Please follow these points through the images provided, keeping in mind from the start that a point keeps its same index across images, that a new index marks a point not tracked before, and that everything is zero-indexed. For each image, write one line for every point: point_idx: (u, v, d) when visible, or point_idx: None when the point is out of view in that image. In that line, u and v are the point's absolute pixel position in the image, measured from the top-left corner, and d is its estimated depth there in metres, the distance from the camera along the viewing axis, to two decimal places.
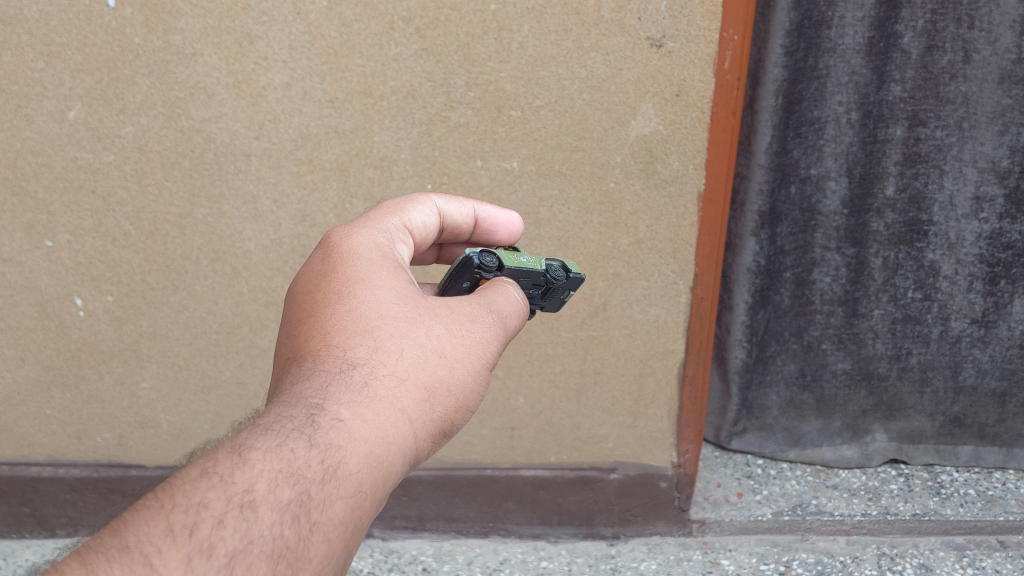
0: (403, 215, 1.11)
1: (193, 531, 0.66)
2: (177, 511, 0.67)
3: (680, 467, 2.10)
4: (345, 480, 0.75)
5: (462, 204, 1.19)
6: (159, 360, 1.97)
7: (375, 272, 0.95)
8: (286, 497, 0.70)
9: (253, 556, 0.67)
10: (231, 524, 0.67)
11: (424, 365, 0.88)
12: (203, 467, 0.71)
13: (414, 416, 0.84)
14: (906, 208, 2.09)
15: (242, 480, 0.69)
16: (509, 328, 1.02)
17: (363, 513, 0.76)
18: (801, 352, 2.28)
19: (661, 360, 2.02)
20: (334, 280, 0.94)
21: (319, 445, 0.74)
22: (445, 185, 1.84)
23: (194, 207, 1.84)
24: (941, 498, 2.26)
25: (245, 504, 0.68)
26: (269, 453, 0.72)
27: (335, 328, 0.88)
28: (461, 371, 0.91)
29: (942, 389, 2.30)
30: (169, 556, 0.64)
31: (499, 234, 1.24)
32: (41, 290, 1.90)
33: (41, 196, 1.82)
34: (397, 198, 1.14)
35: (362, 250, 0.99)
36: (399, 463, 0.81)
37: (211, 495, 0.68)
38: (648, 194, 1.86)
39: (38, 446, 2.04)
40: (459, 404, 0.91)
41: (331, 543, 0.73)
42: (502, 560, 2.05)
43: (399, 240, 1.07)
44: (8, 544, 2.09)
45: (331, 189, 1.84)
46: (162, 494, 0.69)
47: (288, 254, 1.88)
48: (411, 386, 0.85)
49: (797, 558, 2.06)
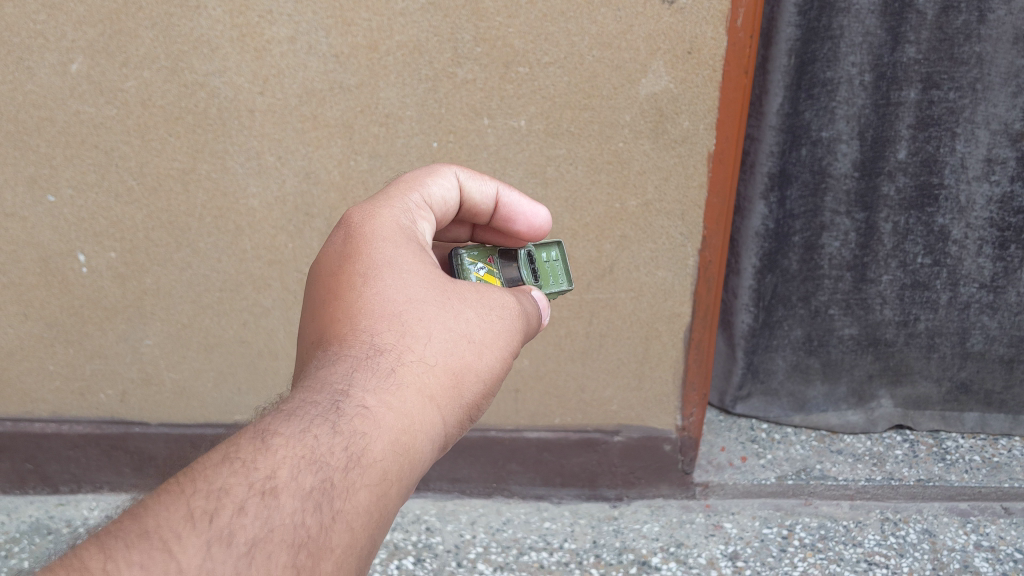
0: (423, 190, 1.08)
1: (212, 518, 0.66)
2: (199, 497, 0.67)
3: (683, 431, 2.10)
4: (369, 467, 0.75)
5: (485, 182, 1.16)
6: (162, 318, 1.97)
7: (402, 254, 0.94)
8: (307, 485, 0.70)
9: (274, 544, 0.67)
10: (252, 510, 0.67)
11: (451, 352, 0.88)
12: (226, 453, 0.71)
13: (441, 403, 0.84)
14: (917, 172, 2.07)
15: (265, 467, 0.70)
16: (527, 315, 1.01)
17: (389, 500, 0.76)
18: (808, 317, 2.26)
19: (667, 323, 2.00)
20: (358, 261, 0.93)
21: (343, 433, 0.74)
22: (451, 143, 1.82)
23: (196, 163, 1.82)
24: (946, 464, 2.25)
25: (267, 492, 0.69)
26: (292, 439, 0.72)
27: (360, 312, 0.88)
28: (487, 357, 0.91)
29: (949, 354, 2.28)
30: (188, 543, 0.64)
31: (519, 222, 1.20)
32: (44, 246, 1.89)
33: (42, 151, 1.81)
34: (418, 169, 1.11)
35: (386, 229, 0.97)
36: (427, 449, 0.82)
37: (233, 481, 0.68)
38: (657, 154, 1.83)
39: (41, 402, 2.05)
40: (483, 389, 0.91)
41: (355, 531, 0.73)
42: (505, 521, 2.07)
43: (420, 218, 1.05)
44: (11, 499, 2.13)
45: (336, 145, 1.81)
46: (184, 479, 0.69)
47: (292, 212, 1.86)
48: (438, 372, 0.86)
49: (800, 523, 2.07)
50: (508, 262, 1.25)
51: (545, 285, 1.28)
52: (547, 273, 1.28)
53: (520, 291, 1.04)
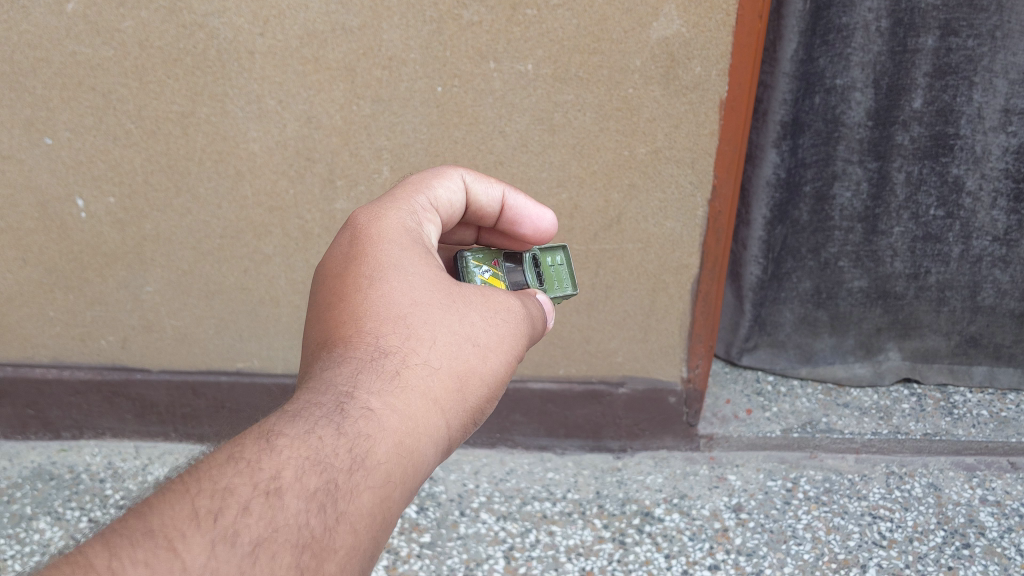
0: (429, 191, 1.04)
1: (217, 517, 0.62)
2: (203, 495, 0.63)
3: (689, 382, 2.08)
4: (375, 469, 0.71)
5: (492, 185, 1.13)
6: (162, 265, 1.94)
7: (407, 253, 0.91)
8: (312, 486, 0.67)
9: (278, 544, 0.63)
10: (258, 510, 0.64)
11: (457, 356, 0.85)
12: (229, 452, 0.67)
13: (448, 407, 0.81)
14: (932, 121, 2.02)
15: (269, 467, 0.66)
16: (532, 323, 0.99)
17: (393, 505, 0.72)
18: (817, 269, 2.23)
19: (674, 275, 1.97)
20: (364, 263, 0.89)
21: (348, 432, 0.71)
22: (456, 88, 1.78)
23: (196, 106, 1.78)
24: (953, 418, 2.23)
25: (272, 491, 0.65)
26: (296, 440, 0.69)
27: (365, 312, 0.84)
28: (494, 363, 0.88)
29: (959, 308, 2.26)
30: (192, 542, 0.61)
31: (525, 226, 1.18)
32: (42, 190, 1.86)
33: (39, 92, 1.77)
34: (424, 171, 1.08)
35: (392, 231, 0.93)
36: (432, 455, 0.78)
37: (238, 481, 0.65)
38: (668, 100, 1.78)
39: (42, 348, 2.04)
40: (489, 398, 0.87)
41: (359, 534, 0.69)
42: (508, 471, 2.10)
43: (426, 221, 1.01)
44: (13, 444, 2.14)
45: (338, 89, 1.77)
46: (186, 476, 0.65)
47: (293, 157, 1.83)
48: (446, 374, 0.82)
49: (805, 475, 2.08)
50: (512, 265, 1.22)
51: (548, 290, 1.26)
52: (550, 278, 1.26)
53: (526, 297, 1.01)
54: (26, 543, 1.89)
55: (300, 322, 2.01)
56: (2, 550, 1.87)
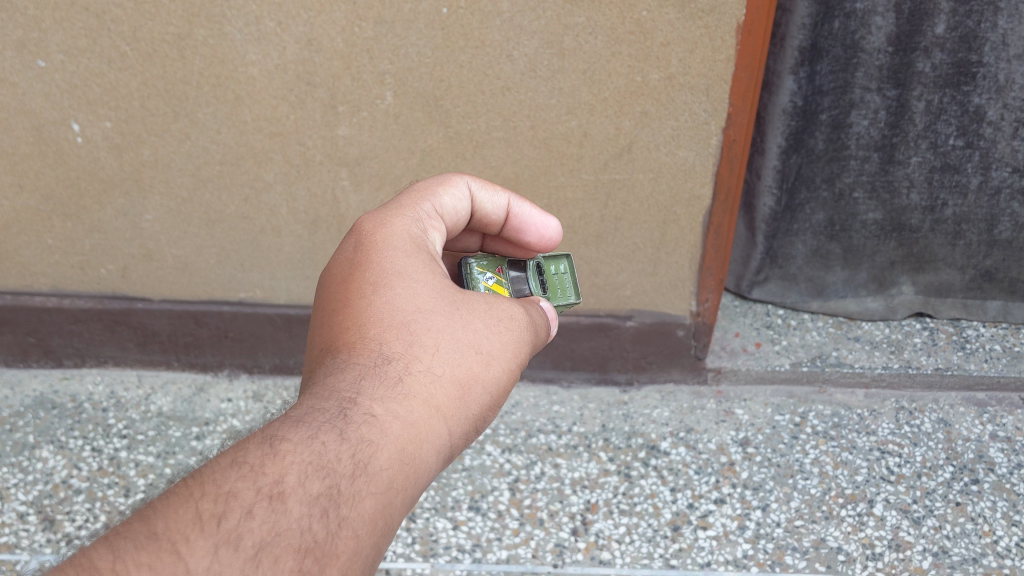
0: (434, 199, 1.06)
1: (220, 521, 0.68)
2: (206, 499, 0.69)
3: (698, 316, 2.06)
4: (376, 476, 0.76)
5: (497, 194, 1.13)
6: (161, 192, 1.90)
7: (416, 256, 0.95)
8: (314, 491, 0.72)
9: (280, 548, 0.69)
10: (260, 513, 0.69)
11: (461, 363, 0.89)
12: (233, 456, 0.73)
13: (452, 414, 0.86)
14: (955, 48, 1.93)
15: (272, 472, 0.72)
16: (540, 329, 1.01)
17: (394, 510, 0.78)
18: (831, 200, 2.18)
19: (686, 207, 1.92)
20: (373, 264, 0.94)
21: (349, 438, 0.76)
22: (462, 10, 1.70)
23: (192, 28, 1.71)
24: (965, 352, 2.21)
25: (275, 495, 0.71)
26: (299, 444, 0.74)
27: (369, 319, 0.88)
28: (498, 368, 0.92)
29: (975, 242, 2.21)
30: (196, 545, 0.66)
31: (529, 233, 1.18)
32: (37, 114, 1.81)
33: (31, 13, 1.70)
34: (430, 178, 1.09)
35: (400, 233, 0.97)
36: (433, 460, 0.83)
37: (241, 485, 0.70)
38: (683, 24, 1.71)
39: (40, 276, 2.01)
40: (493, 403, 0.91)
41: (362, 538, 0.74)
42: (514, 404, 2.10)
43: (432, 228, 1.03)
44: (14, 373, 2.12)
45: (340, 10, 1.69)
46: (192, 480, 0.71)
47: (294, 81, 1.77)
48: (448, 383, 0.86)
49: (813, 410, 2.07)
50: (518, 271, 1.20)
51: (552, 298, 1.24)
52: (554, 287, 1.24)
53: (533, 304, 1.04)
54: (31, 472, 1.90)
55: (302, 252, 1.98)
56: (3, 478, 1.88)
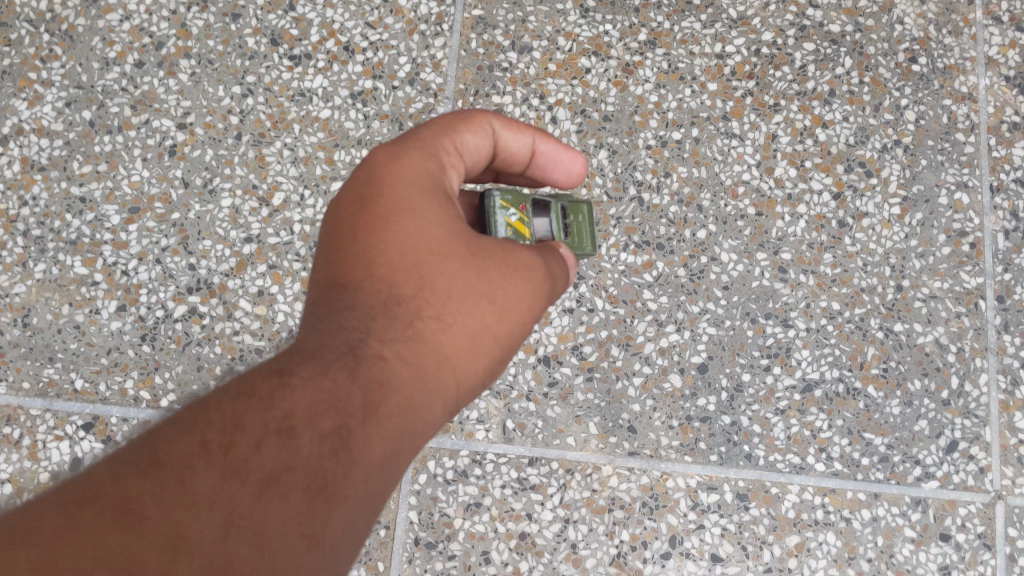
0: (453, 142, 0.94)
1: (227, 453, 0.65)
2: (211, 429, 0.66)
3: None
4: (382, 423, 0.74)
5: (522, 135, 1.00)
6: None
7: (423, 198, 0.88)
8: (324, 428, 0.70)
9: (289, 482, 0.66)
10: (270, 445, 0.67)
11: (471, 311, 0.86)
12: (241, 388, 0.71)
13: (458, 360, 0.84)
14: None
15: (281, 406, 0.69)
16: (557, 274, 0.95)
17: (397, 461, 0.76)
18: None
19: None
20: (380, 204, 0.88)
21: (360, 379, 0.75)
22: None
23: None
24: None
25: (284, 431, 0.68)
26: (307, 379, 0.72)
27: (380, 255, 0.86)
28: (504, 320, 0.88)
29: None
30: (203, 474, 0.64)
31: (556, 172, 1.05)
32: None
33: None
34: (450, 115, 0.96)
35: (409, 174, 0.90)
36: (434, 407, 0.81)
37: (250, 418, 0.68)
38: None
39: None
40: (497, 355, 0.88)
41: (370, 482, 0.72)
42: None
43: (447, 174, 0.93)
44: None
45: None
46: (198, 408, 0.68)
47: None
48: (454, 333, 0.84)
49: None
50: (543, 215, 1.03)
51: (576, 243, 1.06)
52: (577, 234, 1.06)
53: (552, 254, 0.96)
54: None
55: None
56: None
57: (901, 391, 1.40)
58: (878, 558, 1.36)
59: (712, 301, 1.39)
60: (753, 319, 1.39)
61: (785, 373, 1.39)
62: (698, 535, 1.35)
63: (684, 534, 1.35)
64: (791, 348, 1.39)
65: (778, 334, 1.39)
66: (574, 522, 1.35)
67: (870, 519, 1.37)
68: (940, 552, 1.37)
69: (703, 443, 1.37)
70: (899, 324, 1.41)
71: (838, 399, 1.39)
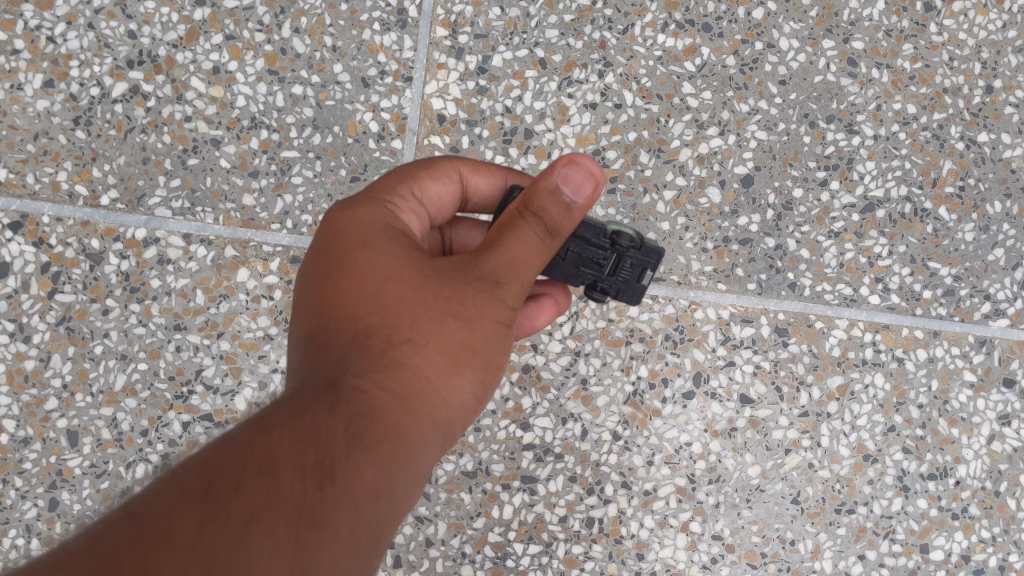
0: (414, 191, 0.84)
1: (206, 497, 0.60)
2: (191, 480, 0.61)
3: None
4: (371, 450, 0.64)
5: (491, 173, 0.89)
6: None
7: (382, 233, 0.77)
8: (306, 462, 0.62)
9: (270, 520, 0.59)
10: (250, 486, 0.60)
11: (453, 321, 0.72)
12: (220, 445, 0.64)
13: (448, 378, 0.71)
14: None
15: (259, 449, 0.62)
16: (520, 243, 0.74)
17: (383, 497, 0.65)
18: None
19: None
20: (340, 246, 0.77)
21: (343, 412, 0.65)
22: None
23: None
24: None
25: (263, 470, 0.61)
26: (288, 423, 0.64)
27: (352, 282, 0.74)
28: (483, 329, 0.73)
29: None
30: (180, 524, 0.58)
31: None
32: None
33: None
34: (407, 166, 0.85)
35: (359, 224, 0.78)
36: (426, 432, 0.70)
37: (230, 464, 0.61)
38: None
39: None
40: (480, 366, 0.74)
41: (363, 513, 0.63)
42: None
43: (405, 220, 0.82)
44: None
45: None
46: (179, 471, 0.62)
47: None
48: (437, 350, 0.71)
49: None
50: None
51: None
52: None
53: (517, 221, 0.75)
54: None
55: None
56: None
57: (978, 215, 1.19)
58: (931, 405, 1.17)
59: (765, 98, 1.15)
60: (813, 122, 1.16)
61: (844, 190, 1.16)
62: (727, 372, 1.15)
63: (710, 372, 1.15)
64: (853, 158, 1.16)
65: (840, 142, 1.16)
66: (586, 355, 1.14)
67: (926, 361, 1.17)
68: (1001, 400, 1.19)
69: (741, 270, 1.15)
70: (984, 133, 1.19)
71: (903, 222, 1.17)
